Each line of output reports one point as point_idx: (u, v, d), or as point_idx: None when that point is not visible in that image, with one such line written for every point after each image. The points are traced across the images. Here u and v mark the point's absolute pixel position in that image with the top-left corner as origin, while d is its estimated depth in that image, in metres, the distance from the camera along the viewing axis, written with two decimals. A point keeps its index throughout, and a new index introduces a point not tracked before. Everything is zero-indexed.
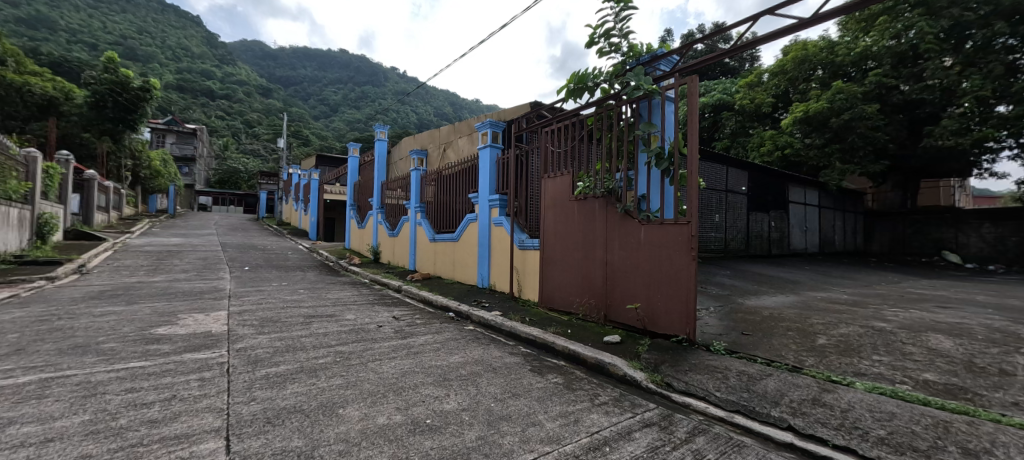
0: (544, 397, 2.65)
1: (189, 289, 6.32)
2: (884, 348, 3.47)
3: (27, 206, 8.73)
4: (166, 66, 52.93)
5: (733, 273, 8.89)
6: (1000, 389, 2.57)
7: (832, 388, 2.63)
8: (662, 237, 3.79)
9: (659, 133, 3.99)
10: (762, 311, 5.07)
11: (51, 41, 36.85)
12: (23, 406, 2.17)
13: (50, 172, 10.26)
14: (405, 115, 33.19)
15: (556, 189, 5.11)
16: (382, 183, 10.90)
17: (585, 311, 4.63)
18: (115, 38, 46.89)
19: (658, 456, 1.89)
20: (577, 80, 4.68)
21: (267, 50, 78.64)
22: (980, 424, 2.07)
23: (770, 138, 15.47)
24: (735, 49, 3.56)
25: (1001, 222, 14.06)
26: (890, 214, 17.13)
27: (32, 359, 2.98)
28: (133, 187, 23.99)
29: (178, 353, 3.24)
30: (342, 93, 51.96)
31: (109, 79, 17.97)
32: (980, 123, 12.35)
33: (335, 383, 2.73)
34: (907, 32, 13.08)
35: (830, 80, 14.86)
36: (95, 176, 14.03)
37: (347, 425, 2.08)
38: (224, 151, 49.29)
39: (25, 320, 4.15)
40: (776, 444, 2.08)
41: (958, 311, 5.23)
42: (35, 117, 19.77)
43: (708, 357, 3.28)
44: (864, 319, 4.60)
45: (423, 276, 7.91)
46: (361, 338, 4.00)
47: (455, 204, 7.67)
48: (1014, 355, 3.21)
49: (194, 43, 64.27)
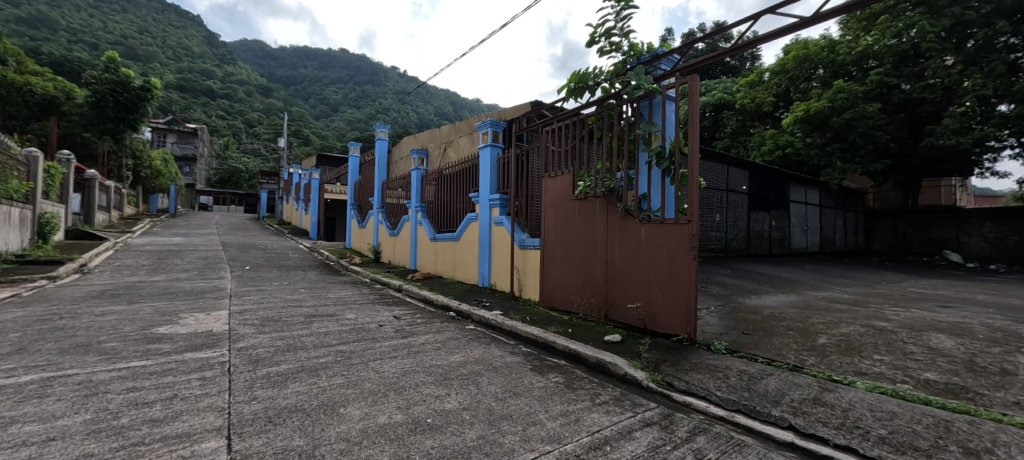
0: (545, 396, 2.65)
1: (190, 288, 6.32)
2: (885, 348, 3.47)
3: (28, 206, 8.74)
4: (166, 66, 52.94)
5: (733, 273, 8.88)
6: (1002, 388, 2.56)
7: (833, 388, 2.62)
8: (663, 236, 3.79)
9: (659, 132, 3.99)
10: (762, 311, 5.07)
11: (52, 41, 36.87)
12: (25, 405, 2.17)
13: (51, 172, 10.27)
14: (405, 114, 33.21)
15: (557, 189, 5.11)
16: (382, 183, 10.90)
17: (585, 311, 4.63)
18: (115, 38, 46.89)
19: (658, 456, 1.89)
20: (577, 80, 4.68)
21: (267, 50, 78.68)
22: (981, 424, 2.07)
23: (770, 138, 15.44)
24: (735, 48, 3.55)
25: (1002, 222, 14.03)
26: (891, 214, 17.10)
27: (33, 358, 2.98)
28: (134, 187, 24.00)
29: (179, 352, 3.24)
30: (342, 93, 51.98)
31: (110, 78, 17.96)
32: (982, 122, 12.30)
33: (336, 382, 2.73)
34: (908, 30, 13.01)
35: (831, 79, 14.84)
36: (95, 176, 14.03)
37: (348, 425, 2.08)
38: (225, 151, 49.33)
39: (25, 320, 4.15)
40: (777, 443, 2.07)
41: (959, 311, 5.23)
42: (36, 117, 19.77)
43: (708, 356, 3.28)
44: (865, 319, 4.59)
45: (423, 276, 7.92)
46: (361, 337, 4.00)
47: (455, 203, 7.67)
48: (1015, 355, 3.21)
49: (194, 43, 64.32)
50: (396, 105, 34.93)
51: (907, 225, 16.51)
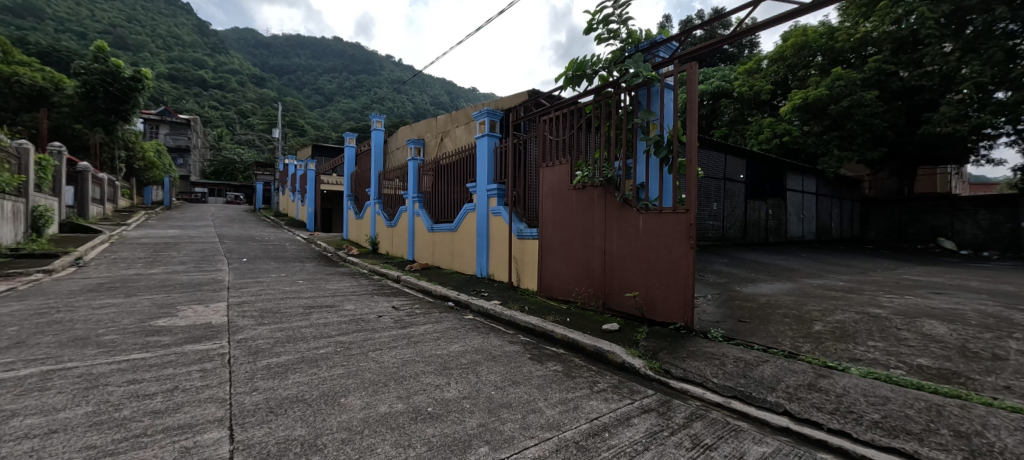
0: (544, 384, 2.68)
1: (188, 281, 6.30)
2: (878, 334, 3.52)
3: (21, 199, 8.65)
4: (156, 55, 51.85)
5: (729, 261, 8.93)
6: (993, 373, 2.61)
7: (828, 374, 2.66)
8: (661, 225, 3.79)
9: (659, 120, 3.95)
10: (759, 299, 5.14)
11: (39, 30, 36.13)
12: (26, 398, 2.18)
13: (43, 164, 10.07)
14: (400, 104, 33.01)
15: (556, 178, 5.07)
16: (380, 172, 10.75)
17: (584, 299, 4.66)
18: (104, 27, 45.93)
19: (656, 442, 1.92)
20: (576, 68, 4.61)
21: (260, 39, 77.81)
22: (972, 408, 2.11)
23: (769, 126, 15.45)
24: (734, 35, 3.45)
25: (996, 209, 14.20)
26: (888, 202, 17.07)
27: (32, 352, 2.98)
28: (128, 179, 23.79)
29: (179, 344, 3.25)
30: (339, 83, 51.74)
31: (100, 69, 17.71)
32: (979, 109, 12.29)
33: (336, 372, 2.75)
34: (907, 17, 12.97)
35: (829, 66, 14.80)
36: (89, 168, 13.83)
37: (350, 414, 2.11)
38: (219, 142, 48.59)
39: (23, 313, 4.13)
40: (772, 428, 2.12)
41: (952, 297, 5.33)
42: (25, 109, 19.28)
43: (705, 344, 3.31)
44: (860, 306, 4.65)
45: (422, 266, 7.92)
46: (361, 328, 4.02)
47: (454, 194, 7.61)
48: (1006, 340, 3.26)
49: (186, 31, 63.09)
50: (392, 95, 34.78)
51: (903, 213, 16.60)
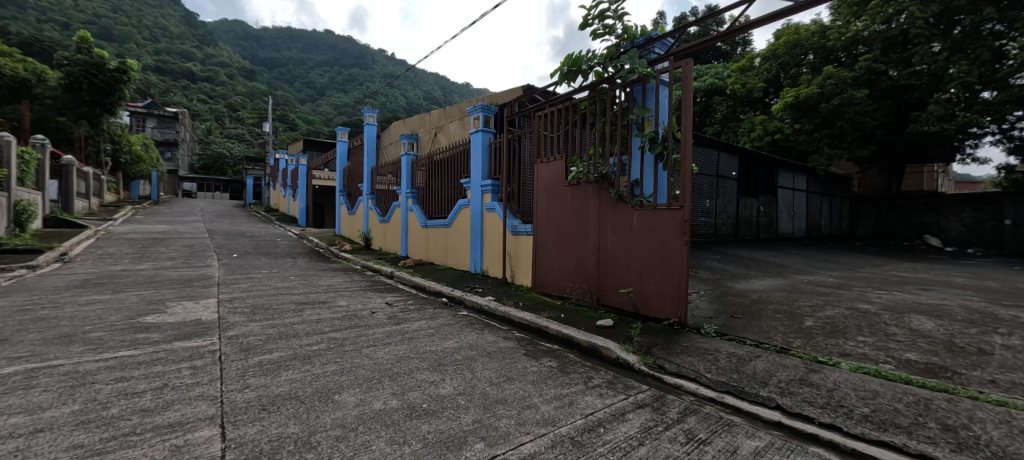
0: (540, 380, 2.68)
1: (177, 276, 6.21)
2: (868, 329, 3.59)
3: (3, 192, 8.44)
4: (142, 47, 50.64)
5: (721, 257, 9.04)
6: (978, 367, 2.67)
7: (818, 368, 2.70)
8: (655, 221, 3.81)
9: (653, 117, 3.95)
10: (751, 294, 5.20)
11: (20, 20, 35.06)
12: (9, 397, 2.13)
13: (25, 157, 9.80)
14: (393, 98, 32.76)
15: (550, 174, 5.06)
16: (372, 168, 10.70)
17: (578, 296, 4.67)
18: (89, 17, 44.73)
19: (651, 436, 1.94)
20: (571, 63, 4.59)
21: (248, 31, 76.40)
22: (959, 401, 2.15)
23: (760, 124, 15.63)
24: (728, 32, 3.43)
25: (980, 207, 14.49)
26: (876, 199, 17.37)
27: (17, 349, 2.92)
28: (115, 174, 23.31)
29: (168, 341, 3.20)
30: (331, 77, 51.25)
31: (83, 60, 17.27)
32: (966, 109, 12.49)
33: (330, 369, 2.72)
34: (897, 16, 13.17)
35: (820, 65, 14.98)
36: (73, 162, 13.54)
37: (343, 412, 2.08)
38: (207, 136, 47.74)
39: (7, 310, 4.04)
40: (764, 423, 2.14)
41: (937, 293, 5.45)
42: (6, 100, 18.72)
43: (698, 339, 3.34)
44: (850, 302, 4.74)
45: (416, 262, 7.87)
46: (353, 324, 3.99)
47: (447, 189, 7.57)
48: (991, 335, 3.33)
49: (172, 22, 61.54)
50: (384, 89, 34.30)
51: (891, 210, 16.90)
